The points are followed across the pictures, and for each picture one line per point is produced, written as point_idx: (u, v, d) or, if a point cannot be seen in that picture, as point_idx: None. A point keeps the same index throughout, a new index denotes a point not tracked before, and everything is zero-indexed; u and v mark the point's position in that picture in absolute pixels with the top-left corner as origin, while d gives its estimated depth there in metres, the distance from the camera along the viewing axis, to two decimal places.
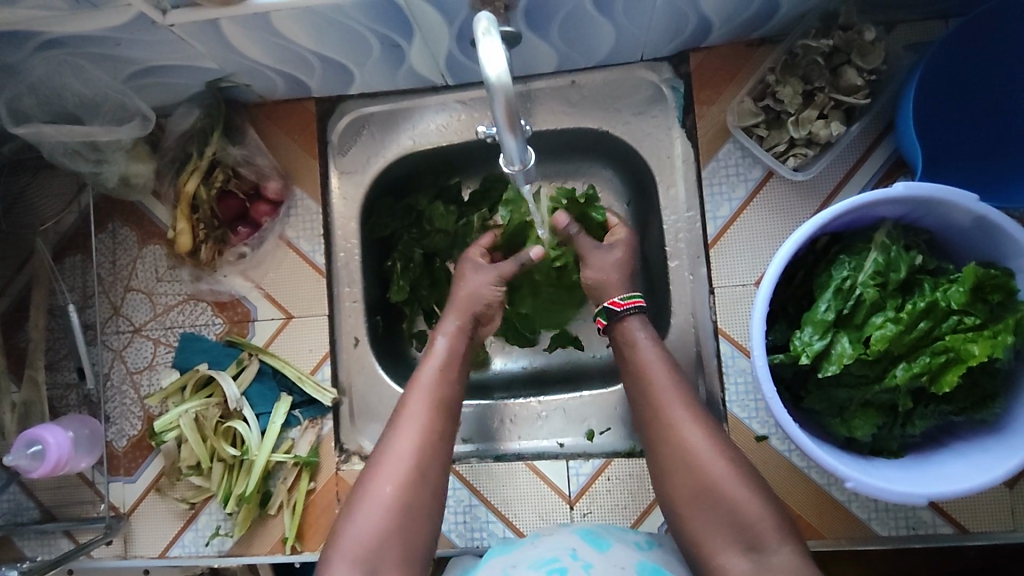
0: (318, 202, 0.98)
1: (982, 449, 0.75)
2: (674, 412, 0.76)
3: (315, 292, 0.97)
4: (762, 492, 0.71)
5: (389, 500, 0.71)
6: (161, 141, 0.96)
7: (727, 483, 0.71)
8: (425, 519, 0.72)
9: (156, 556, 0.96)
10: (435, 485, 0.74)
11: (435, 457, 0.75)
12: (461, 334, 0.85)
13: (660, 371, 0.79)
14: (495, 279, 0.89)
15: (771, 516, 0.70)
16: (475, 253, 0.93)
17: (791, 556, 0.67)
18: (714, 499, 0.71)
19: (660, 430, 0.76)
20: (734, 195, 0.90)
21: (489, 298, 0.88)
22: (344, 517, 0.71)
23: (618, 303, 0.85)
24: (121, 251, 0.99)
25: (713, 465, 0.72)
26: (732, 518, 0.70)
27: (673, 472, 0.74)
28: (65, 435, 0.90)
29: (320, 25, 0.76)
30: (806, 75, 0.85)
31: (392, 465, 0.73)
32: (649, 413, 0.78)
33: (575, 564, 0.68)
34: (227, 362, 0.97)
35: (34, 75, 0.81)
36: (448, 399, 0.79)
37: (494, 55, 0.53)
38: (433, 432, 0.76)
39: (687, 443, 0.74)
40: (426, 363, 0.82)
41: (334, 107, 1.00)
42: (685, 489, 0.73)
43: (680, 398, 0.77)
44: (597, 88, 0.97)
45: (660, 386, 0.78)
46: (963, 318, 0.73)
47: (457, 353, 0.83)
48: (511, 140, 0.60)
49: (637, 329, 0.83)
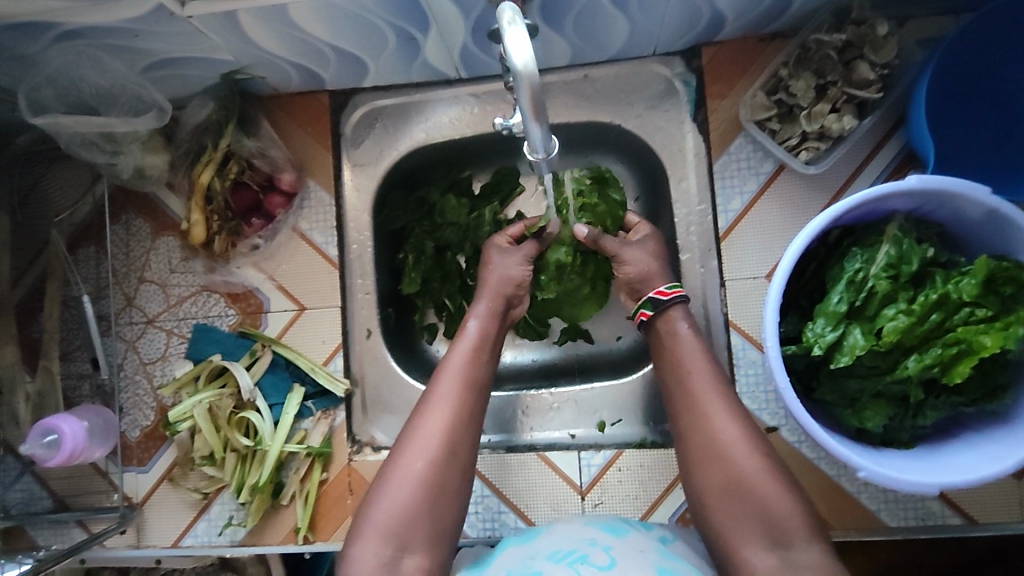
0: (331, 195, 0.98)
1: (992, 440, 0.76)
2: (708, 403, 0.77)
3: (327, 283, 0.98)
4: (792, 489, 0.72)
5: (419, 476, 0.72)
6: (175, 133, 0.96)
7: (756, 478, 0.72)
8: (453, 498, 0.73)
9: (168, 546, 0.97)
10: (464, 465, 0.74)
11: (465, 437, 0.75)
12: (492, 318, 0.86)
13: (698, 363, 0.80)
14: (523, 261, 0.91)
15: (801, 514, 0.70)
16: (500, 239, 0.93)
17: (820, 554, 0.68)
18: (743, 493, 0.72)
19: (693, 419, 0.77)
20: (745, 188, 0.91)
21: (517, 281, 0.89)
22: (374, 493, 0.72)
23: (664, 293, 0.85)
24: (135, 242, 1.00)
25: (745, 459, 0.73)
26: (760, 513, 0.71)
27: (705, 463, 0.75)
28: (80, 424, 0.90)
29: (337, 17, 0.76)
30: (819, 69, 0.85)
31: (423, 442, 0.74)
32: (683, 402, 0.79)
33: (594, 550, 0.68)
34: (240, 353, 0.97)
35: (53, 66, 0.82)
36: (479, 379, 0.79)
37: (520, 44, 0.54)
38: (464, 411, 0.76)
39: (720, 435, 0.75)
40: (457, 345, 0.82)
41: (347, 100, 1.00)
42: (715, 482, 0.74)
43: (715, 389, 0.78)
44: (609, 83, 0.97)
45: (697, 378, 0.79)
46: (974, 310, 0.74)
47: (489, 335, 0.84)
48: (536, 129, 0.60)
49: (680, 323, 0.84)
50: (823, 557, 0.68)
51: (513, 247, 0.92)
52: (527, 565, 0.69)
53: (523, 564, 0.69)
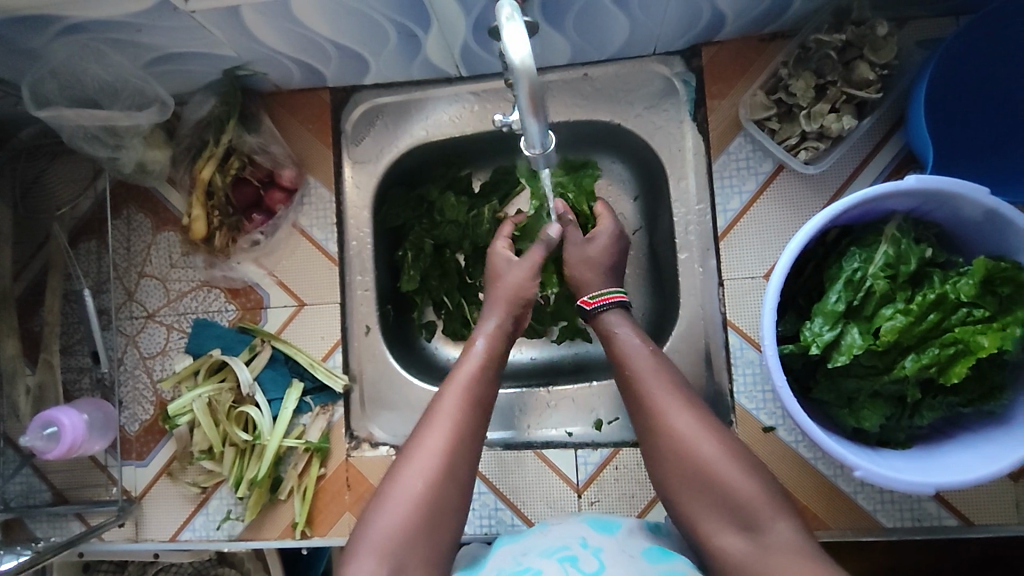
0: (331, 191, 0.99)
1: (989, 440, 0.76)
2: (657, 398, 0.77)
3: (327, 279, 0.98)
4: (752, 472, 0.72)
5: (418, 497, 0.71)
6: (177, 129, 0.97)
7: (714, 466, 0.72)
8: (451, 516, 0.72)
9: (166, 539, 0.97)
10: (463, 484, 0.74)
11: (466, 457, 0.75)
12: (499, 334, 0.86)
13: (641, 360, 0.80)
14: (532, 270, 0.91)
15: (765, 493, 0.70)
16: (501, 245, 0.95)
17: (789, 532, 0.68)
18: (706, 483, 0.72)
19: (648, 417, 0.77)
20: (745, 188, 0.91)
21: (526, 295, 0.89)
22: (372, 510, 0.72)
23: (589, 302, 0.87)
24: (135, 237, 1.00)
25: (701, 449, 0.73)
26: (725, 499, 0.71)
27: (663, 458, 0.75)
28: (80, 417, 0.91)
29: (339, 12, 0.77)
30: (819, 68, 0.86)
31: (423, 461, 0.73)
32: (634, 403, 0.79)
33: (584, 552, 0.68)
34: (240, 347, 0.97)
35: (56, 60, 0.82)
36: (484, 399, 0.79)
37: (518, 40, 0.54)
38: (466, 430, 0.76)
39: (672, 429, 0.75)
40: (462, 364, 0.82)
41: (348, 97, 1.01)
42: (677, 474, 0.74)
43: (666, 385, 0.78)
44: (609, 82, 0.98)
45: (644, 376, 0.79)
46: (972, 310, 0.74)
47: (496, 354, 0.83)
48: (534, 124, 0.61)
49: (614, 324, 0.85)
50: (797, 537, 0.67)
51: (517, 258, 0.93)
52: (518, 561, 0.69)
53: (514, 561, 0.70)
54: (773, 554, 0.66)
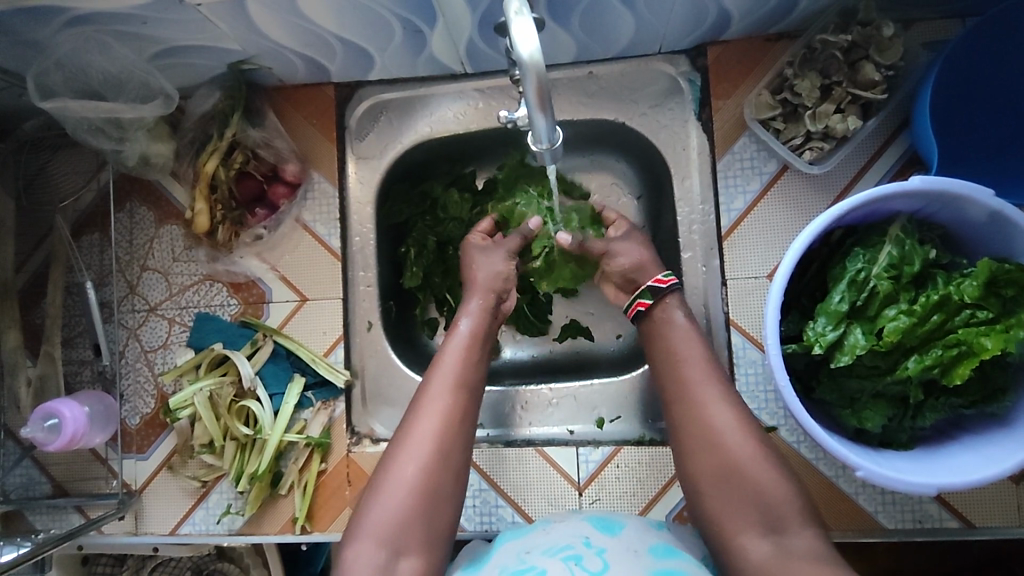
0: (334, 187, 0.99)
1: (990, 442, 0.76)
2: (699, 393, 0.77)
3: (329, 275, 0.98)
4: (787, 476, 0.72)
5: (414, 479, 0.72)
6: (181, 122, 0.97)
7: (752, 466, 0.72)
8: (447, 500, 0.73)
9: (166, 533, 0.97)
10: (458, 466, 0.74)
11: (457, 439, 0.75)
12: (483, 315, 0.87)
13: (695, 352, 0.81)
14: (505, 257, 0.92)
15: (795, 500, 0.71)
16: (476, 237, 0.94)
17: (812, 539, 0.69)
18: (739, 479, 0.72)
19: (688, 411, 0.77)
20: (749, 188, 0.91)
21: (506, 276, 0.91)
22: (368, 498, 0.72)
23: (662, 281, 0.86)
24: (138, 230, 1.00)
25: (740, 446, 0.74)
26: (756, 499, 0.71)
27: (697, 451, 0.75)
28: (81, 409, 0.90)
29: (346, 7, 0.77)
30: (825, 69, 0.85)
31: (417, 442, 0.74)
32: (674, 395, 0.79)
33: (589, 551, 0.68)
34: (242, 342, 0.97)
35: (61, 52, 0.82)
36: (472, 379, 0.80)
37: (527, 36, 0.55)
38: (458, 410, 0.77)
39: (713, 425, 0.75)
40: (448, 347, 0.83)
41: (353, 93, 1.00)
42: (711, 471, 0.74)
43: (710, 377, 0.78)
44: (613, 80, 0.98)
45: (692, 369, 0.79)
46: (975, 312, 0.74)
47: (480, 334, 0.84)
48: (540, 120, 0.61)
49: (677, 309, 0.85)
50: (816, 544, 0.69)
51: (491, 245, 0.93)
52: (522, 560, 0.69)
53: (517, 559, 0.69)
54: (794, 558, 0.67)
